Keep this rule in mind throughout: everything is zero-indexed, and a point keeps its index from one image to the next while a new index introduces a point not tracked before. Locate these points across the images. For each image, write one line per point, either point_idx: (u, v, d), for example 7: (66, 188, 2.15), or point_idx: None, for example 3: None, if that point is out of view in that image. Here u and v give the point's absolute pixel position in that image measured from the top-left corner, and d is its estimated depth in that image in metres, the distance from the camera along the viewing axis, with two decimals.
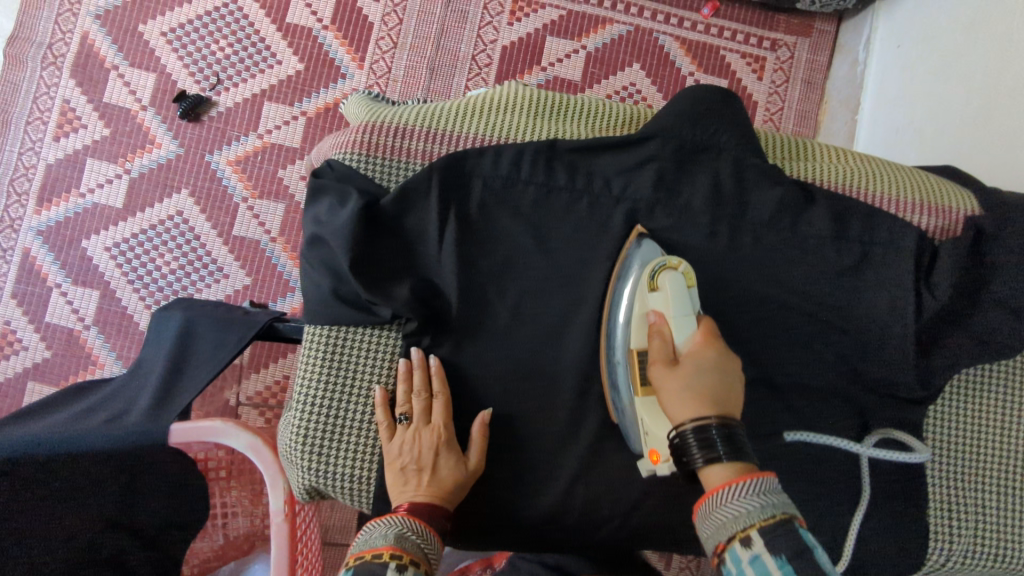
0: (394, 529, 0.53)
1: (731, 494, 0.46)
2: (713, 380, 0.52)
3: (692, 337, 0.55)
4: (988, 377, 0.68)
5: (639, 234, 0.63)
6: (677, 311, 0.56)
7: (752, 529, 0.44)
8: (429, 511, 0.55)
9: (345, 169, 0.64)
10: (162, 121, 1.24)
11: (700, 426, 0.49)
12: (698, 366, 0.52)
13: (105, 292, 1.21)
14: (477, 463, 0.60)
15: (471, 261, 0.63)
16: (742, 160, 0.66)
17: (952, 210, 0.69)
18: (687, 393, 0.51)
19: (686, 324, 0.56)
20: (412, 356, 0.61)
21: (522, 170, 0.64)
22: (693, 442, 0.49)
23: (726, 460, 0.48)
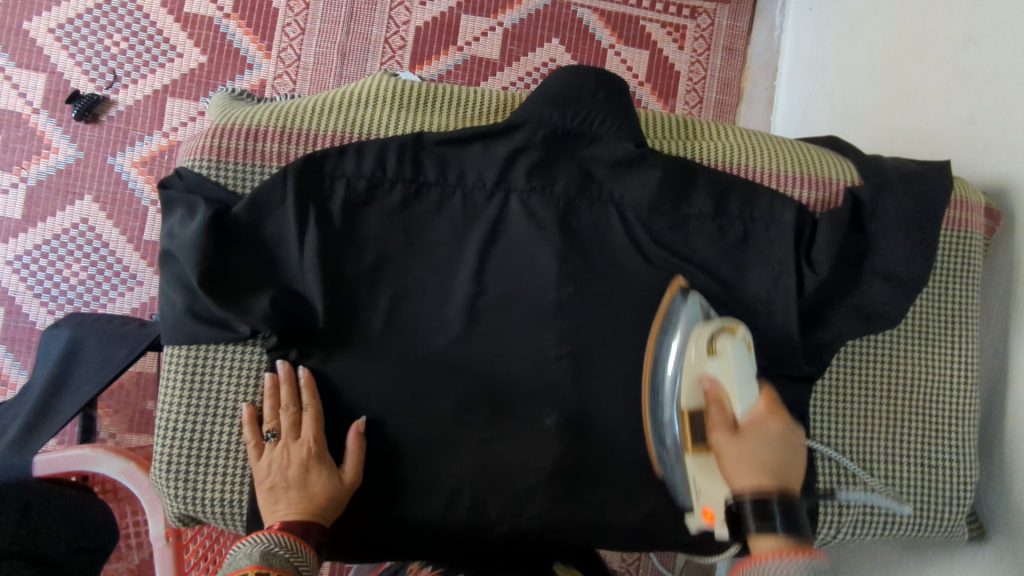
0: (259, 546, 0.52)
1: (773, 565, 0.47)
2: (775, 450, 0.53)
3: (756, 403, 0.54)
4: (870, 349, 0.68)
5: (682, 286, 0.61)
6: (739, 382, 0.54)
7: None
8: (302, 529, 0.54)
9: (195, 177, 0.60)
10: (57, 124, 1.17)
11: (762, 499, 0.50)
12: (757, 433, 0.53)
13: (10, 308, 1.15)
14: (352, 475, 0.58)
15: (336, 266, 0.60)
16: (619, 142, 0.63)
17: (832, 181, 0.68)
18: (744, 459, 0.52)
19: (750, 391, 0.54)
20: (277, 369, 0.58)
21: (386, 168, 0.61)
22: (750, 511, 0.50)
23: (781, 532, 0.49)
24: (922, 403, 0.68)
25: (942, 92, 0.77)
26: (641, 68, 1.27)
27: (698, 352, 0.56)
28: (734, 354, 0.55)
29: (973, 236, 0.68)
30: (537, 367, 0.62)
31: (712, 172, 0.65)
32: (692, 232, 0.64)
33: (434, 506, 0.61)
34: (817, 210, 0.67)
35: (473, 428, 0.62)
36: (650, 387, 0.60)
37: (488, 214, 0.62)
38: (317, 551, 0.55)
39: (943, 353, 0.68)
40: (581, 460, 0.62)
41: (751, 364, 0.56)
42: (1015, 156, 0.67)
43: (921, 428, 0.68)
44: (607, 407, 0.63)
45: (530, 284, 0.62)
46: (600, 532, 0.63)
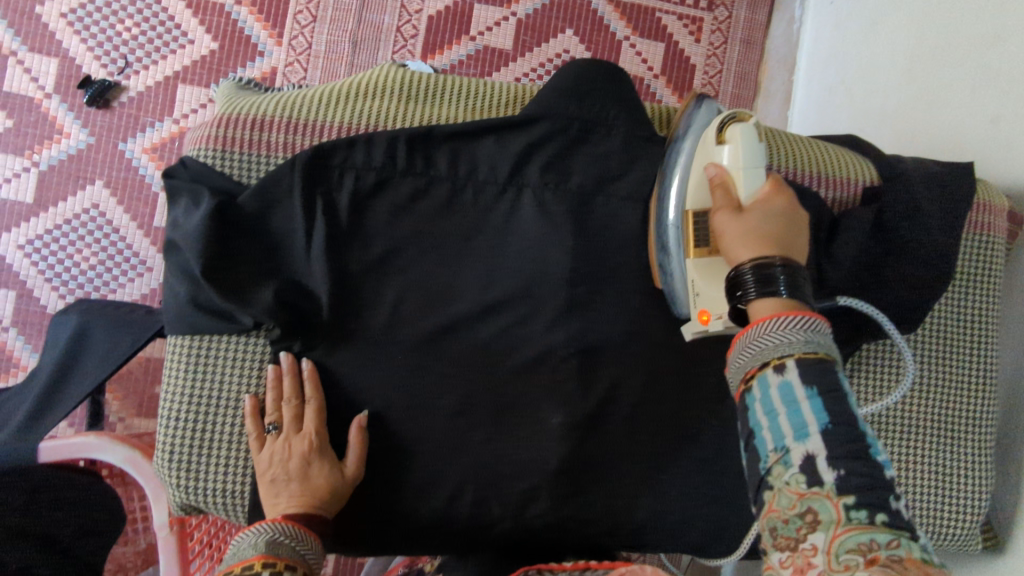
0: (263, 536, 0.51)
1: (773, 324, 0.42)
2: (779, 223, 0.47)
3: (763, 182, 0.49)
4: (886, 353, 0.66)
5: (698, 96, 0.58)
6: (746, 164, 0.49)
7: (788, 358, 0.41)
8: (305, 519, 0.54)
9: (199, 166, 0.59)
10: (69, 109, 1.17)
11: (762, 264, 0.45)
12: (763, 209, 0.47)
13: (22, 292, 1.16)
14: (353, 468, 0.57)
15: (343, 258, 0.59)
16: (632, 136, 0.62)
17: (849, 181, 0.66)
18: (748, 229, 0.47)
19: (756, 174, 0.49)
20: (281, 362, 0.58)
21: (395, 159, 0.60)
22: (750, 276, 0.45)
23: (783, 295, 0.43)
24: (939, 409, 0.66)
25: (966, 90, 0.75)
26: (656, 61, 1.25)
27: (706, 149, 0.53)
28: (742, 140, 0.50)
29: (995, 240, 0.66)
30: (544, 365, 0.61)
31: None
32: None
33: (438, 502, 0.61)
34: (835, 209, 0.67)
35: (479, 424, 0.61)
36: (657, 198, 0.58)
37: (498, 208, 0.61)
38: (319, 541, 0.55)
39: (961, 358, 0.66)
40: (587, 459, 0.62)
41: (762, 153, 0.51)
42: None
43: (937, 435, 0.66)
44: (616, 407, 0.62)
45: (539, 280, 0.61)
46: (605, 532, 0.63)
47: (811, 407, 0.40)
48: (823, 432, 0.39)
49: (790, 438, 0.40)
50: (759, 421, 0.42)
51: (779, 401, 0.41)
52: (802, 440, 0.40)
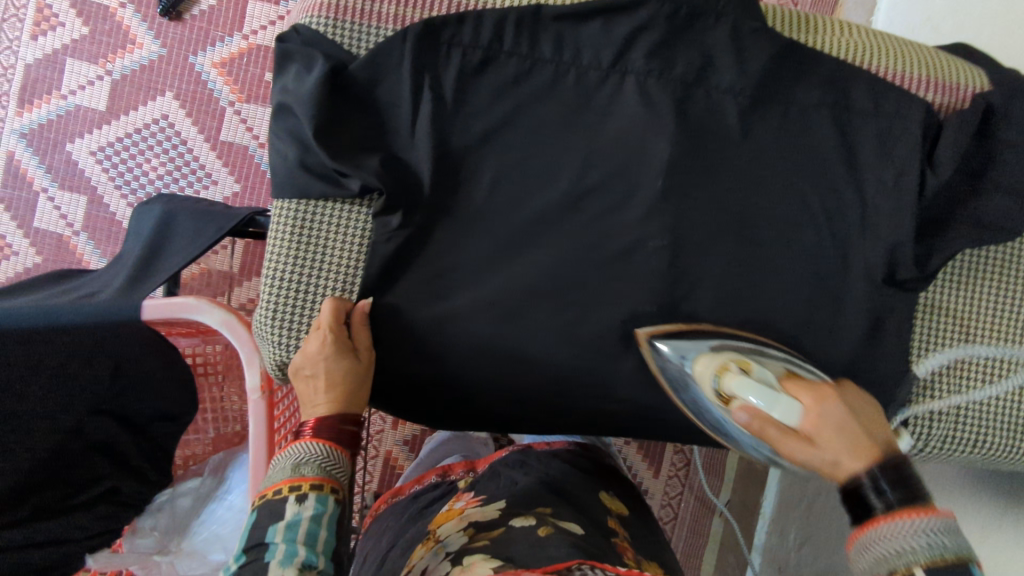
0: (291, 459, 0.55)
1: (891, 530, 0.43)
2: (841, 430, 0.47)
3: (800, 402, 0.49)
4: (981, 269, 0.65)
5: (647, 336, 0.62)
6: (770, 401, 0.49)
7: (917, 568, 0.41)
8: (334, 428, 0.57)
9: (312, 34, 0.60)
10: (142, 20, 1.15)
11: (869, 479, 0.45)
12: (827, 424, 0.48)
13: (93, 198, 1.16)
14: (369, 352, 0.60)
15: (446, 136, 0.60)
16: (742, 28, 0.60)
17: (961, 87, 0.63)
18: (843, 449, 0.47)
19: (784, 403, 0.49)
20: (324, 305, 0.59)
21: (504, 40, 0.59)
22: (870, 498, 0.45)
23: (899, 501, 0.44)
24: None
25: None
26: None
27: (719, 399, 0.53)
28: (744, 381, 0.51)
29: None
30: (636, 255, 0.62)
31: (836, 70, 0.62)
32: (811, 131, 0.62)
33: (523, 379, 0.64)
34: (943, 114, 0.64)
35: (569, 309, 0.62)
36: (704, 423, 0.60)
37: (602, 97, 0.61)
38: (350, 448, 0.58)
39: None
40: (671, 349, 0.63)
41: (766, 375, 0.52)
42: None
43: None
44: (702, 297, 0.63)
45: (639, 172, 0.61)
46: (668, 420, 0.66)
47: None
48: None
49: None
50: None
51: None
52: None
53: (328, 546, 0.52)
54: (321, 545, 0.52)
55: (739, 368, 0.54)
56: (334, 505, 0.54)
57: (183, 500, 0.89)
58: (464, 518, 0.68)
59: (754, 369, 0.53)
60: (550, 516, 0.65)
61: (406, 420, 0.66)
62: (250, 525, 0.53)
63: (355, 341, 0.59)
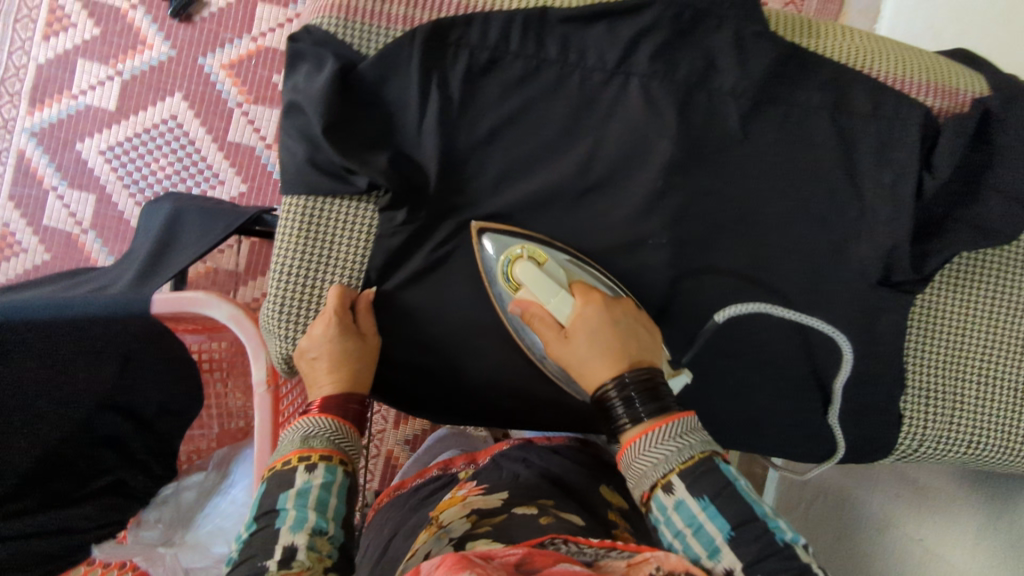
0: (300, 432, 0.57)
1: (648, 444, 0.52)
2: (601, 334, 0.57)
3: (573, 302, 0.59)
4: (978, 269, 0.66)
5: (479, 230, 0.61)
6: (548, 297, 0.59)
7: (672, 475, 0.51)
8: (342, 407, 0.58)
9: (323, 34, 0.61)
10: (153, 21, 1.17)
11: (617, 385, 0.54)
12: (588, 328, 0.57)
13: (102, 196, 1.18)
14: (375, 339, 0.61)
15: (452, 136, 0.61)
16: (745, 32, 0.61)
17: (960, 92, 0.64)
18: (598, 357, 0.56)
19: (559, 300, 0.59)
20: (331, 290, 0.60)
21: (511, 41, 0.60)
22: (615, 399, 0.54)
23: (645, 416, 0.53)
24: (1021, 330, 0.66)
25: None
26: None
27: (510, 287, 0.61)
28: (532, 278, 0.59)
29: None
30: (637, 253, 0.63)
31: (836, 74, 0.63)
32: (810, 135, 0.63)
33: (523, 374, 0.65)
34: (943, 118, 0.64)
35: None
36: None
37: (607, 98, 0.62)
38: (358, 426, 0.60)
39: None
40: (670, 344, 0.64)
41: (557, 274, 0.60)
42: None
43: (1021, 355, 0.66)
44: (700, 296, 0.64)
45: (642, 173, 0.62)
46: None
47: (708, 515, 0.49)
48: (728, 540, 0.48)
49: (704, 555, 0.49)
50: (671, 539, 0.51)
51: (682, 521, 0.50)
52: (707, 543, 0.49)
53: (339, 513, 0.54)
54: (332, 512, 0.54)
55: (533, 258, 0.60)
56: (344, 476, 0.56)
57: (188, 494, 0.90)
58: (467, 504, 0.69)
59: (546, 265, 0.60)
60: (553, 507, 0.66)
61: (407, 410, 0.67)
62: (261, 494, 0.55)
63: (361, 326, 0.60)
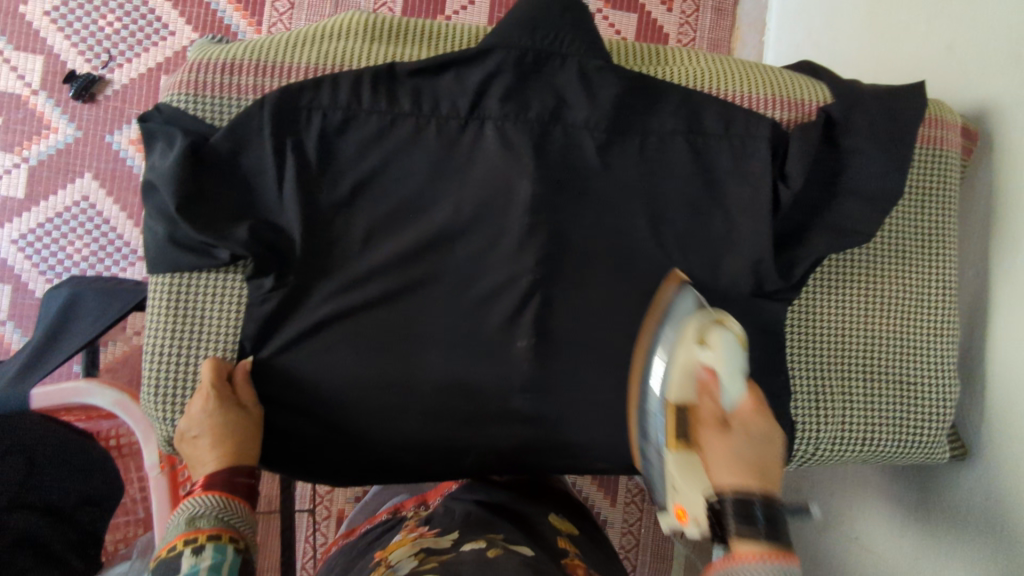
0: (186, 513, 0.54)
1: (753, 568, 0.46)
2: (756, 449, 0.52)
3: (744, 397, 0.53)
4: (847, 273, 0.69)
5: (680, 280, 0.59)
6: (730, 372, 0.52)
7: None
8: (229, 484, 0.57)
9: (174, 111, 0.61)
10: (56, 105, 1.12)
11: (742, 498, 0.48)
12: (745, 428, 0.52)
13: (18, 285, 1.12)
14: (256, 407, 0.60)
15: (316, 197, 0.61)
16: (588, 67, 0.63)
17: (804, 102, 0.67)
18: (733, 457, 0.51)
19: (736, 385, 0.52)
20: (206, 365, 0.59)
21: (362, 99, 0.61)
22: (732, 509, 0.48)
23: (762, 537, 0.47)
24: (895, 323, 0.69)
25: (930, 20, 0.74)
26: (629, 32, 1.18)
27: (687, 344, 0.53)
28: (726, 346, 0.52)
29: (948, 155, 0.68)
30: (515, 292, 0.64)
31: (685, 96, 0.65)
32: (668, 158, 0.65)
33: (420, 426, 0.64)
34: (790, 128, 0.67)
35: (456, 350, 0.64)
36: (640, 374, 0.58)
37: (466, 144, 0.63)
38: (248, 500, 0.58)
39: (918, 271, 0.69)
40: (559, 375, 0.65)
41: (742, 358, 0.53)
42: (998, 79, 0.66)
43: (902, 346, 0.69)
44: (583, 326, 0.65)
45: (510, 213, 0.63)
46: (568, 451, 0.67)
47: None
48: None
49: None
50: None
51: None
52: None
53: None
54: None
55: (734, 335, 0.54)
56: (235, 554, 0.53)
57: None
58: (415, 545, 0.64)
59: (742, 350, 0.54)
60: (503, 541, 0.61)
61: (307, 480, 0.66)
62: None
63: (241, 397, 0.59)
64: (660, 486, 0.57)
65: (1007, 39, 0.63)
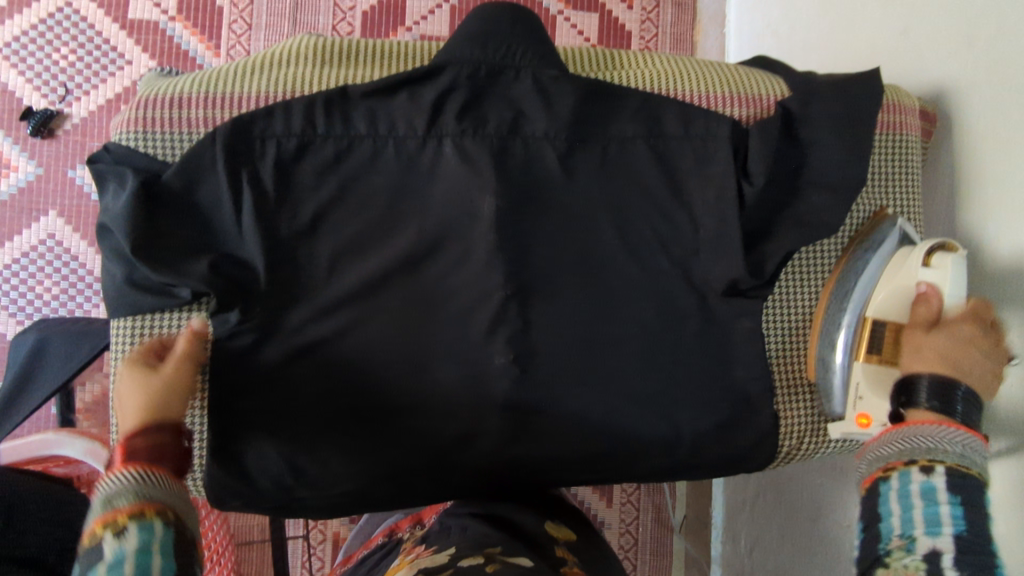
0: (99, 496, 0.45)
1: (933, 430, 0.51)
2: (970, 350, 0.53)
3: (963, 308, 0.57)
4: (819, 266, 0.69)
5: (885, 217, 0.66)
6: (955, 289, 0.57)
7: (941, 464, 0.49)
8: (156, 444, 0.50)
9: (124, 150, 0.61)
10: (14, 143, 1.09)
11: (947, 384, 0.52)
12: (954, 330, 0.55)
13: None
14: (181, 367, 0.56)
15: (276, 228, 0.60)
16: (543, 76, 0.63)
17: (761, 97, 0.68)
18: (934, 353, 0.55)
19: (958, 302, 0.57)
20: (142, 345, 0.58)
21: (316, 125, 0.60)
22: (926, 392, 0.53)
23: (955, 416, 0.51)
24: None
25: (883, 6, 0.75)
26: (592, 32, 1.18)
27: (910, 262, 0.60)
28: (952, 266, 0.57)
29: (909, 138, 0.69)
30: (487, 307, 0.63)
31: (642, 100, 0.65)
32: (631, 162, 0.64)
33: (401, 450, 0.63)
34: (750, 124, 0.68)
35: (431, 370, 0.63)
36: (835, 296, 0.65)
37: (425, 163, 0.62)
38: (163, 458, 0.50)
39: None
40: (537, 389, 0.64)
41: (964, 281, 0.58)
42: (949, 62, 0.66)
43: None
44: (558, 337, 0.64)
45: (476, 228, 0.62)
46: (554, 465, 0.66)
47: (947, 511, 0.47)
48: (955, 535, 0.46)
49: (920, 531, 0.47)
50: (890, 508, 0.49)
51: (918, 506, 0.48)
52: (931, 526, 0.46)
53: None
54: None
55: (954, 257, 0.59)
56: (165, 531, 0.45)
57: None
58: (413, 566, 0.57)
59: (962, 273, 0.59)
60: (502, 554, 0.56)
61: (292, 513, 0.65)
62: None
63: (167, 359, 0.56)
64: (841, 396, 0.64)
65: (957, 22, 0.64)
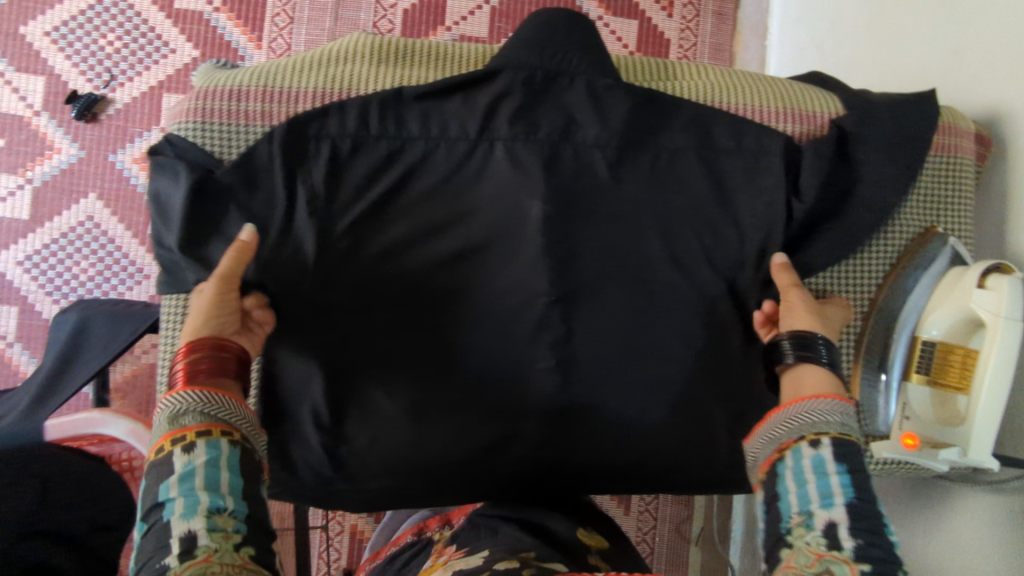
0: (167, 412, 0.50)
1: (818, 404, 0.53)
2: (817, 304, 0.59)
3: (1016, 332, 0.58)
4: None
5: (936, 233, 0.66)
6: (1009, 315, 0.57)
7: (825, 436, 0.52)
8: (217, 355, 0.53)
9: (183, 140, 0.62)
10: (58, 125, 1.11)
11: (804, 336, 0.57)
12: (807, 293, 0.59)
13: (24, 307, 1.10)
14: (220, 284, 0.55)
15: (327, 224, 0.61)
16: (596, 85, 0.63)
17: (815, 115, 0.67)
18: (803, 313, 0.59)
19: (1014, 327, 0.57)
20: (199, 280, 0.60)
21: (370, 123, 0.61)
22: (789, 344, 0.57)
23: (822, 362, 0.57)
24: None
25: (936, 27, 0.74)
26: (630, 39, 1.18)
27: (968, 286, 0.60)
28: (1009, 290, 0.57)
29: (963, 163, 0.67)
30: (529, 312, 0.63)
31: (693, 111, 0.65)
32: (680, 173, 0.64)
33: (436, 449, 0.63)
34: (803, 141, 0.67)
35: (471, 371, 0.63)
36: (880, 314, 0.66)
37: (475, 166, 0.63)
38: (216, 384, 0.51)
39: None
40: (575, 396, 0.64)
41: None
42: (1005, 87, 0.65)
43: None
44: (598, 345, 0.64)
45: (522, 233, 0.63)
46: (587, 469, 0.67)
47: (838, 481, 0.50)
48: (847, 504, 0.49)
49: (817, 504, 0.50)
50: (787, 487, 0.51)
51: (816, 489, 0.50)
52: (828, 501, 0.49)
53: (233, 486, 0.48)
54: (225, 486, 0.47)
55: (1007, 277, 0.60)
56: (230, 445, 0.49)
57: None
58: (447, 569, 0.58)
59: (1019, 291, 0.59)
60: (537, 559, 0.56)
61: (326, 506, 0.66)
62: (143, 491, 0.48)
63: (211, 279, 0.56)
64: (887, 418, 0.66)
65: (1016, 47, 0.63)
